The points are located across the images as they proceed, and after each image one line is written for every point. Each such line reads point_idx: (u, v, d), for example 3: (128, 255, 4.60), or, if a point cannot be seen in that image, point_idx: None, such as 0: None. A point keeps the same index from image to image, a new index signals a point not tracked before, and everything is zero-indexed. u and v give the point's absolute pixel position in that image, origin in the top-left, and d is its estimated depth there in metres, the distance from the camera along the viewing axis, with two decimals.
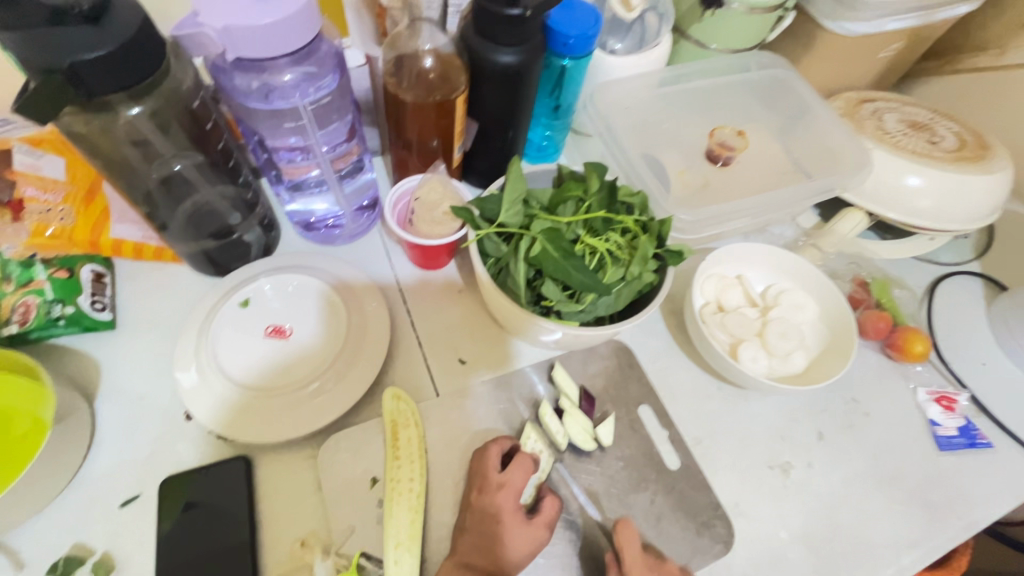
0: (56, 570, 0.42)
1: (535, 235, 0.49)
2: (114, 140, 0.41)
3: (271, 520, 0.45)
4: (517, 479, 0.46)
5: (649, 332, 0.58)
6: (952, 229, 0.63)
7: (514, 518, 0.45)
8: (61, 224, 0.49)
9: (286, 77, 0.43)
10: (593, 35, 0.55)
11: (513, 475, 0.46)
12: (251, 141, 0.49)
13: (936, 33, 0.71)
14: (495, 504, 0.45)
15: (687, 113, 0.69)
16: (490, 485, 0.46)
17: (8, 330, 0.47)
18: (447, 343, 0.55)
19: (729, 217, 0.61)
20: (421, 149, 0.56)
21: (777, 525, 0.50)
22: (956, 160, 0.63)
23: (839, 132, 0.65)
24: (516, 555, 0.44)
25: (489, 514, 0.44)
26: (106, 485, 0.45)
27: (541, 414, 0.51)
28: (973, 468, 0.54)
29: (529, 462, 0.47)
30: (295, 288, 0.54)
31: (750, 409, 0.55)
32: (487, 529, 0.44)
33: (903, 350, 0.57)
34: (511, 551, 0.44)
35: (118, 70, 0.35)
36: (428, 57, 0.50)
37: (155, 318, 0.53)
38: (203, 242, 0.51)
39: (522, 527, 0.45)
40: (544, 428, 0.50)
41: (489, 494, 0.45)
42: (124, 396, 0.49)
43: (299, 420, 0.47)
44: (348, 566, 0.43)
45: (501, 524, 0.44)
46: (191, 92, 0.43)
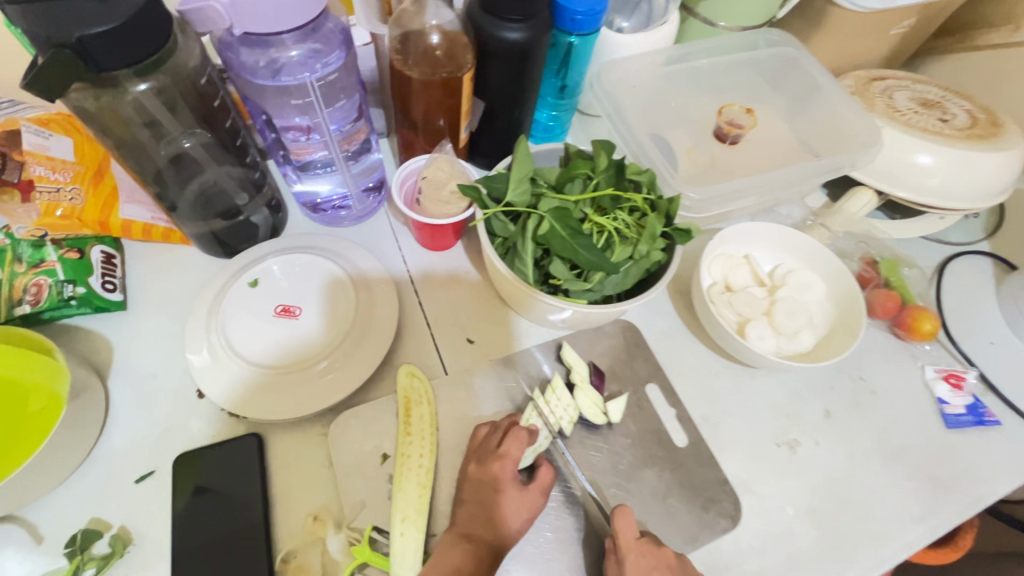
0: (74, 542, 0.42)
1: (543, 214, 0.49)
2: (122, 117, 0.41)
3: (284, 495, 0.46)
4: (514, 450, 0.47)
5: (655, 312, 0.58)
6: (963, 207, 0.63)
7: (512, 488, 0.46)
8: (71, 204, 0.49)
9: (293, 54, 0.43)
10: (600, 11, 0.54)
11: (510, 446, 0.47)
12: (258, 120, 0.49)
13: (948, 9, 0.70)
14: (493, 474, 0.46)
15: (695, 92, 0.69)
16: (488, 457, 0.47)
17: (20, 310, 0.47)
18: (454, 323, 0.55)
19: (737, 195, 0.60)
20: (427, 129, 0.56)
21: (784, 500, 0.50)
22: (968, 136, 0.62)
23: (849, 110, 0.65)
24: (516, 521, 0.45)
25: (486, 484, 0.46)
26: (121, 461, 0.46)
27: (552, 387, 0.51)
28: (980, 445, 0.54)
29: (524, 433, 0.48)
30: (303, 268, 0.54)
31: (757, 387, 0.55)
32: (486, 497, 0.46)
33: (911, 329, 0.57)
34: (510, 518, 0.45)
35: (125, 45, 0.35)
36: (433, 33, 0.49)
37: (164, 298, 0.53)
38: (212, 222, 0.52)
39: (519, 495, 0.46)
40: (555, 399, 0.51)
41: (486, 464, 0.46)
42: (136, 375, 0.49)
43: (308, 398, 0.48)
44: (360, 540, 0.44)
45: (500, 493, 0.45)
46: (198, 70, 0.42)
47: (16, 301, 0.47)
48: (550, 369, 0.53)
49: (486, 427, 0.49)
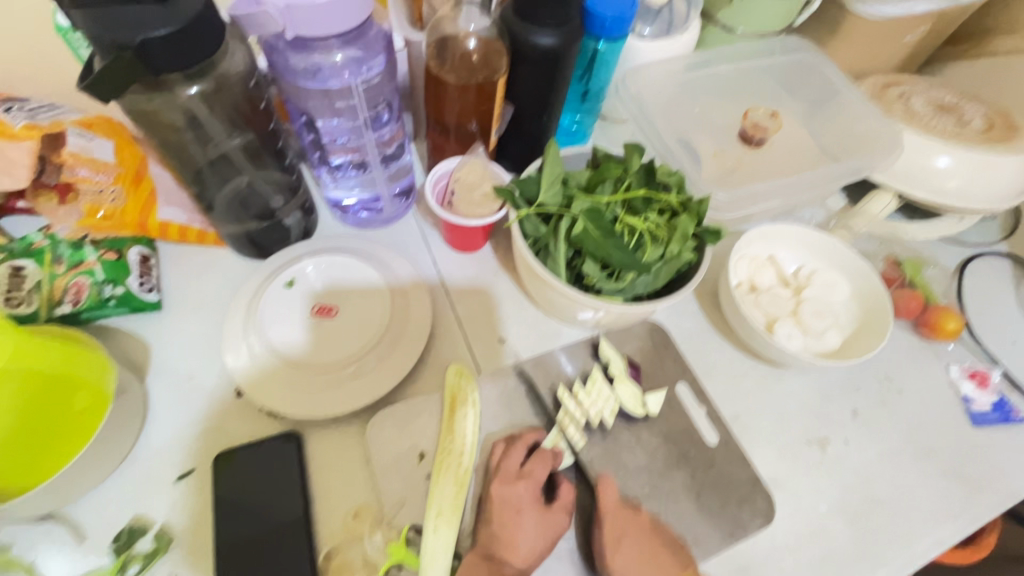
0: (120, 538, 0.43)
1: (576, 216, 0.50)
2: (168, 121, 0.42)
3: (323, 494, 0.46)
4: (539, 471, 0.47)
5: (682, 312, 0.59)
6: (982, 208, 0.64)
7: (534, 509, 0.45)
8: (112, 206, 0.50)
9: (336, 58, 0.43)
10: (629, 18, 0.55)
11: (532, 466, 0.47)
12: (297, 122, 0.50)
13: (961, 16, 0.72)
14: (516, 493, 0.45)
15: (716, 97, 0.70)
16: (510, 477, 0.46)
17: (61, 311, 0.48)
18: (486, 324, 0.56)
19: (762, 197, 0.61)
20: (459, 132, 0.56)
21: (816, 498, 0.50)
22: (985, 140, 0.64)
23: (867, 114, 0.66)
24: (534, 543, 0.44)
25: (511, 502, 0.45)
26: (161, 460, 0.46)
27: (591, 379, 0.52)
28: (1008, 443, 0.54)
29: (548, 454, 0.48)
30: (338, 269, 0.54)
31: (785, 386, 0.56)
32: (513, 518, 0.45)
33: (936, 328, 0.58)
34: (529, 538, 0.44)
35: (181, 48, 0.36)
36: (471, 38, 0.50)
37: (199, 299, 0.54)
38: (248, 223, 0.52)
39: (542, 515, 0.45)
40: (594, 390, 0.52)
41: (508, 483, 0.46)
42: (174, 374, 0.50)
43: (346, 398, 0.48)
44: (397, 539, 0.44)
45: (522, 514, 0.45)
46: (245, 74, 0.43)
47: (55, 302, 0.48)
48: (572, 369, 0.53)
49: (506, 445, 0.48)
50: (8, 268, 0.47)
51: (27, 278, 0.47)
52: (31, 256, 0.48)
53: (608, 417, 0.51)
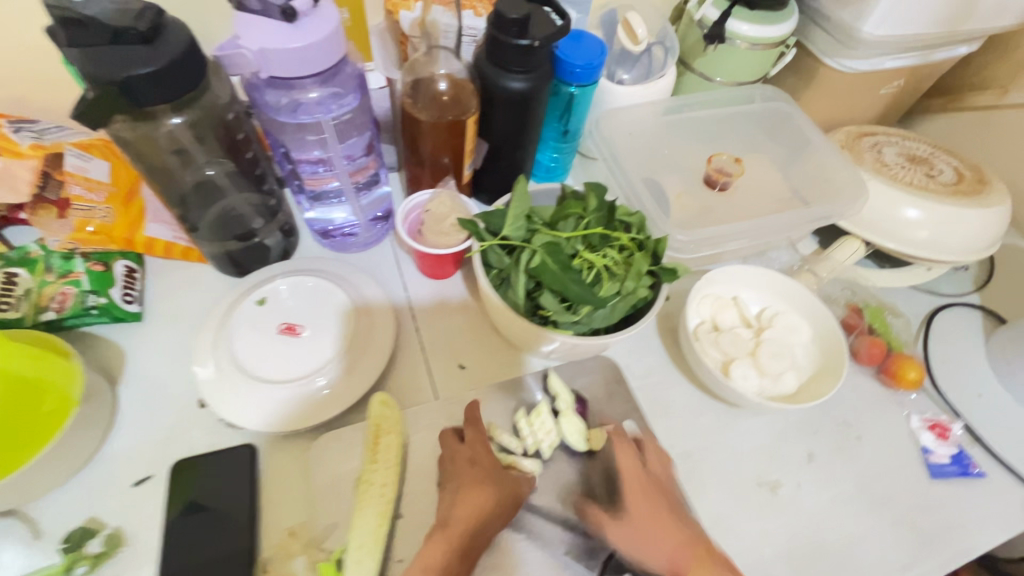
0: (71, 539, 0.44)
1: (535, 249, 0.52)
2: (154, 148, 0.46)
3: (272, 506, 0.48)
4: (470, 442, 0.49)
5: (643, 347, 0.60)
6: (949, 259, 0.64)
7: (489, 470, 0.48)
8: (102, 221, 0.53)
9: (314, 95, 0.47)
10: (598, 65, 0.59)
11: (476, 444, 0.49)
12: (277, 152, 0.53)
13: (937, 72, 0.74)
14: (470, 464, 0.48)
15: (692, 142, 0.72)
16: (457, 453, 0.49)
17: (45, 317, 0.51)
18: (448, 349, 0.57)
19: (727, 238, 0.62)
20: (433, 166, 0.60)
21: (762, 541, 0.50)
22: (953, 193, 0.65)
23: (837, 163, 0.68)
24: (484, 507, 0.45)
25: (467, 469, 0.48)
26: (122, 464, 0.48)
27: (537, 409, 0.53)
28: (965, 497, 0.54)
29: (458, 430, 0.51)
30: (309, 290, 0.57)
31: (740, 426, 0.56)
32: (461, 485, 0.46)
33: (897, 377, 0.58)
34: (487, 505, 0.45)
35: (162, 83, 0.39)
36: (443, 80, 0.54)
37: (178, 311, 0.57)
38: (228, 243, 0.55)
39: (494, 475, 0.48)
40: (540, 421, 0.52)
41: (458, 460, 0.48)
42: (145, 382, 0.52)
43: (302, 413, 0.50)
44: (328, 560, 0.45)
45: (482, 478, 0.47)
46: (227, 105, 0.47)
47: (41, 307, 0.51)
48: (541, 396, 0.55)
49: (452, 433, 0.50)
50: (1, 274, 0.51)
51: (18, 286, 0.51)
52: (24, 265, 0.52)
53: (549, 447, 0.51)
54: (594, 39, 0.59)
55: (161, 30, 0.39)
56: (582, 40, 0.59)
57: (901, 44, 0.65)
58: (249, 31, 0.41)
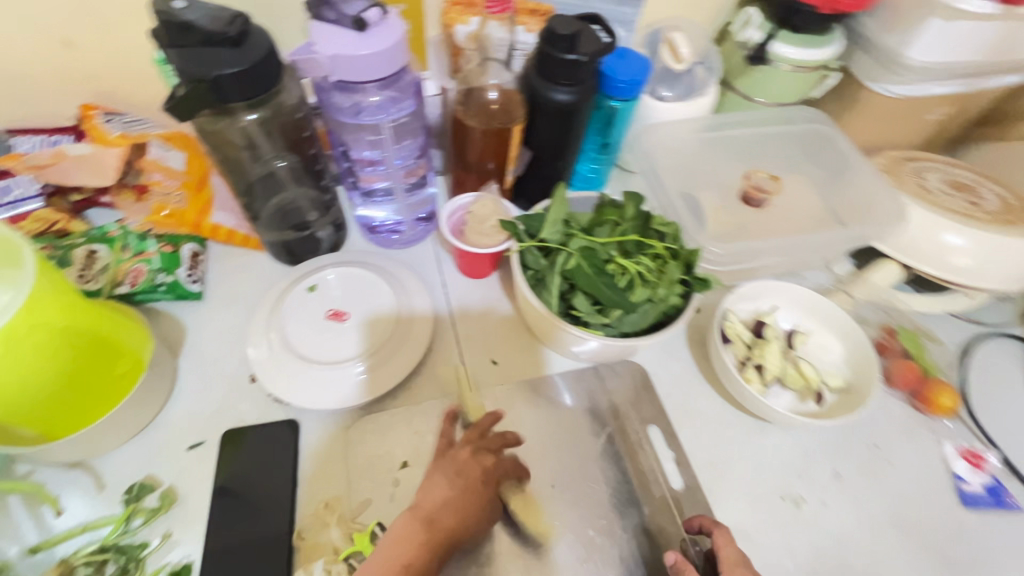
0: (131, 491, 0.48)
1: (572, 252, 0.54)
2: (231, 141, 0.51)
3: (310, 480, 0.51)
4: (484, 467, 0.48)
5: (672, 356, 0.61)
6: (992, 288, 0.63)
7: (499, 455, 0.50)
8: (176, 206, 0.59)
9: (374, 99, 0.51)
10: (641, 81, 0.61)
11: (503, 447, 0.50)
12: (337, 151, 0.58)
13: (984, 102, 0.74)
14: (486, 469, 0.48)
15: (731, 159, 0.73)
16: (483, 451, 0.49)
17: (120, 290, 0.56)
18: (482, 344, 0.60)
19: (759, 253, 0.64)
20: (479, 170, 0.63)
21: (782, 554, 0.50)
22: (998, 221, 0.64)
23: (877, 187, 0.68)
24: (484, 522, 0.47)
25: (474, 476, 0.47)
26: (179, 429, 0.52)
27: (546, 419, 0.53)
28: (999, 530, 0.53)
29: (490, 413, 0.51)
30: (356, 281, 0.61)
31: (767, 440, 0.57)
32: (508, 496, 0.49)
33: (931, 403, 0.58)
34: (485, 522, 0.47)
35: (247, 83, 0.43)
36: (492, 90, 0.57)
37: (235, 293, 0.62)
38: (285, 233, 0.60)
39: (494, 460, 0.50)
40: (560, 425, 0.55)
41: (480, 455, 0.49)
42: (202, 356, 0.57)
43: (343, 394, 0.53)
44: (363, 531, 0.48)
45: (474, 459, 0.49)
46: (296, 107, 0.51)
47: (117, 282, 0.56)
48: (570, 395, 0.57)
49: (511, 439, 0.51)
50: (85, 251, 0.57)
51: (98, 261, 0.56)
52: (104, 242, 0.57)
53: (576, 447, 0.54)
54: (638, 57, 0.62)
55: (247, 37, 0.43)
56: (627, 58, 0.61)
57: (948, 71, 0.66)
58: (326, 40, 0.45)
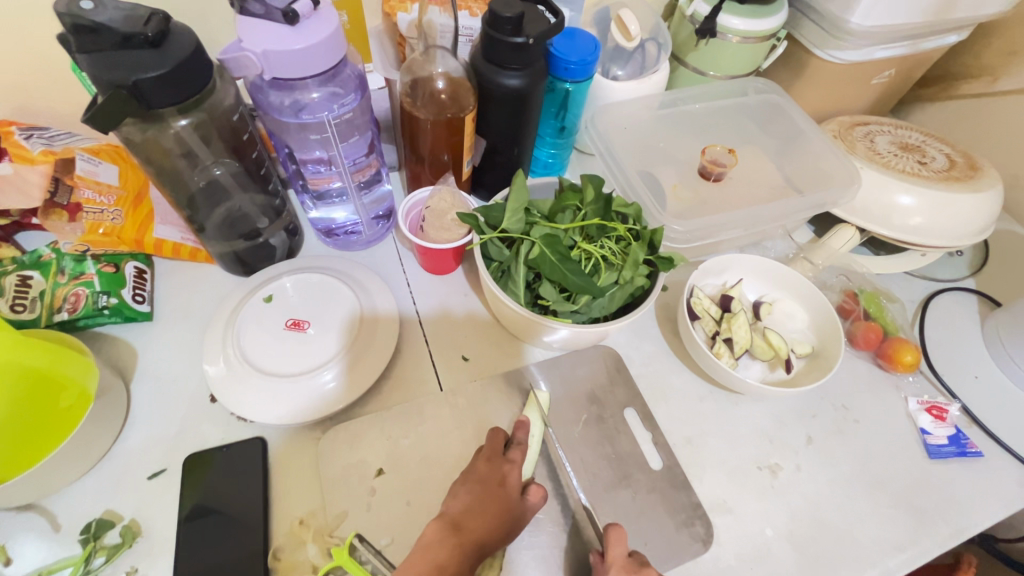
0: (88, 530, 0.46)
1: (534, 240, 0.53)
2: (163, 149, 0.48)
3: (282, 497, 0.49)
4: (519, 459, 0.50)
5: (643, 336, 0.61)
6: (945, 245, 0.65)
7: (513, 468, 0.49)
8: (112, 224, 0.54)
9: (314, 95, 0.49)
10: (592, 61, 0.60)
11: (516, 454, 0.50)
12: (281, 153, 0.55)
13: (926, 63, 0.75)
14: (501, 474, 0.48)
15: (686, 134, 0.73)
16: (498, 459, 0.49)
17: (60, 317, 0.53)
18: (452, 342, 0.59)
19: (723, 228, 0.63)
20: (434, 164, 0.61)
21: (763, 522, 0.51)
22: (944, 179, 0.65)
23: (830, 152, 0.69)
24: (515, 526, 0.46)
25: (491, 481, 0.47)
26: (138, 458, 0.50)
27: (537, 419, 0.53)
28: (964, 477, 0.55)
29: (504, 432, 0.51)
30: (315, 287, 0.58)
31: (740, 412, 0.57)
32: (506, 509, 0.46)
33: (893, 360, 0.59)
34: (516, 527, 0.47)
35: (172, 85, 0.40)
36: (440, 79, 0.55)
37: (187, 309, 0.59)
38: (235, 243, 0.57)
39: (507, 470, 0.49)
40: (531, 410, 0.54)
41: (497, 464, 0.49)
42: (156, 379, 0.54)
43: (310, 406, 0.52)
44: (341, 545, 0.47)
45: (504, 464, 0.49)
46: (232, 108, 0.48)
47: (55, 308, 0.53)
48: (544, 386, 0.56)
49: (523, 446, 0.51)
50: (17, 278, 0.53)
51: (32, 288, 0.53)
52: (37, 267, 0.54)
53: (551, 436, 0.53)
54: (587, 36, 0.61)
55: (167, 36, 0.40)
56: (575, 38, 0.60)
57: (890, 34, 0.67)
58: (255, 36, 0.42)
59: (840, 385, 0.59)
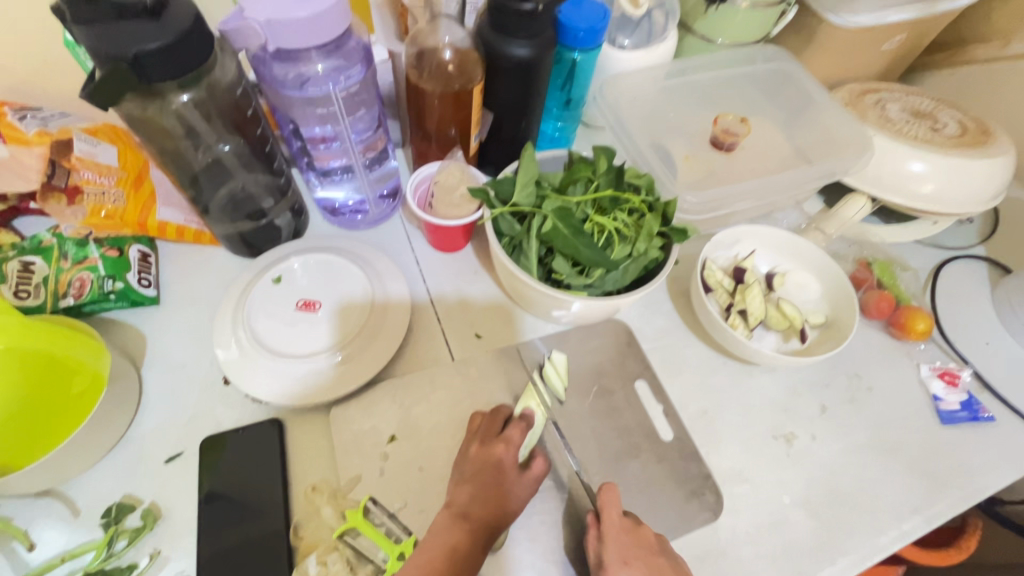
0: (109, 514, 0.46)
1: (546, 214, 0.52)
2: (165, 127, 0.46)
3: (300, 476, 0.49)
4: (516, 437, 0.50)
5: (654, 310, 0.61)
6: (954, 212, 0.65)
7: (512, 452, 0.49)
8: (114, 206, 0.53)
9: (318, 68, 0.47)
10: (601, 28, 0.58)
11: (512, 432, 0.50)
12: (285, 129, 0.53)
13: (938, 26, 0.73)
14: (497, 456, 0.48)
15: (695, 104, 0.71)
16: (491, 440, 0.49)
17: (65, 303, 0.52)
18: (464, 320, 0.59)
19: (735, 199, 0.63)
20: (440, 138, 0.60)
21: (780, 490, 0.51)
22: (957, 145, 0.65)
23: (842, 120, 0.67)
24: (517, 504, 0.47)
25: (488, 467, 0.47)
26: (153, 442, 0.49)
27: (556, 382, 0.55)
28: (975, 440, 0.55)
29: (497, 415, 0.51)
30: (324, 266, 0.58)
31: (754, 383, 0.57)
32: (511, 488, 0.47)
33: (905, 328, 0.59)
34: (519, 504, 0.47)
35: (173, 59, 0.39)
36: (446, 50, 0.53)
37: (194, 292, 0.58)
38: (240, 223, 0.56)
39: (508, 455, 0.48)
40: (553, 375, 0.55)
41: (491, 446, 0.49)
42: (168, 363, 0.53)
43: (323, 387, 0.51)
44: (355, 509, 0.47)
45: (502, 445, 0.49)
46: (234, 83, 0.47)
47: (61, 294, 0.52)
48: (562, 350, 0.57)
49: (522, 425, 0.51)
50: (19, 264, 0.52)
51: (35, 274, 0.52)
52: (39, 252, 0.52)
53: (562, 407, 0.53)
54: (595, 2, 0.59)
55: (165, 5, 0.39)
56: (583, 5, 0.58)
57: None
58: (258, 4, 0.41)
59: (854, 354, 0.59)
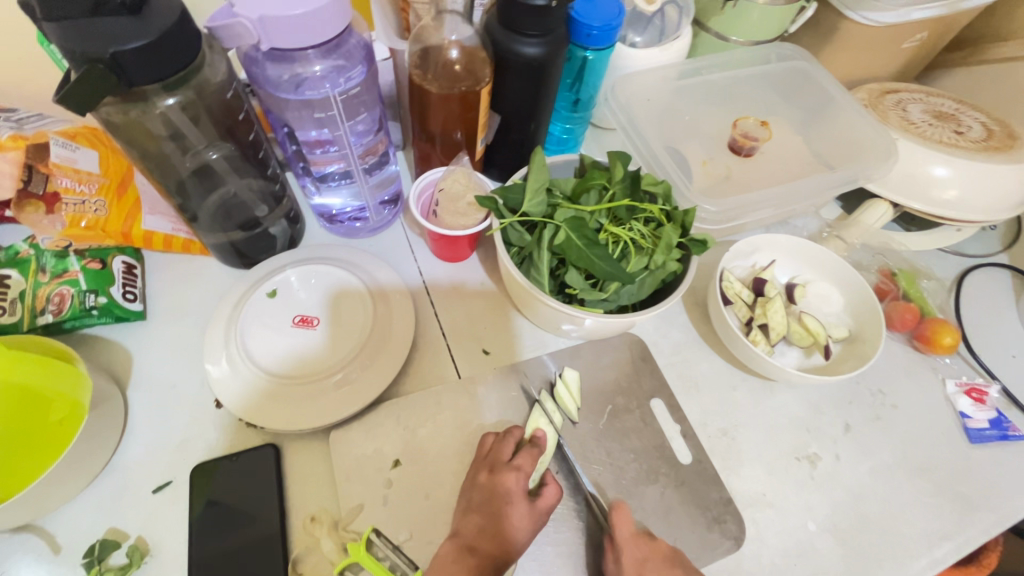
0: (92, 552, 0.42)
1: (559, 224, 0.49)
2: (148, 132, 0.42)
3: (299, 506, 0.46)
4: (528, 464, 0.47)
5: (670, 323, 0.58)
6: (979, 219, 0.62)
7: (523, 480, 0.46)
8: (95, 215, 0.50)
9: (316, 68, 0.43)
10: (616, 26, 0.55)
11: (523, 459, 0.47)
12: (280, 133, 0.50)
13: (960, 25, 0.71)
14: (508, 487, 0.45)
15: (709, 105, 0.68)
16: (502, 467, 0.46)
17: (43, 320, 0.48)
18: (470, 335, 0.55)
19: (754, 206, 0.60)
20: (444, 141, 0.56)
21: (805, 516, 0.49)
22: (983, 149, 0.62)
23: (863, 123, 0.65)
24: (527, 537, 0.44)
25: (498, 498, 0.45)
26: (140, 471, 0.46)
27: (568, 402, 0.51)
28: (1005, 460, 0.53)
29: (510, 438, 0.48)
30: (322, 279, 0.54)
31: (774, 400, 0.55)
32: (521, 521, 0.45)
33: (932, 342, 0.57)
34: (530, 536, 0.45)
35: (155, 61, 0.35)
36: (453, 48, 0.50)
37: (183, 306, 0.54)
38: (232, 233, 0.52)
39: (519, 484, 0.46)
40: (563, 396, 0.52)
41: (501, 474, 0.46)
42: (155, 384, 0.50)
43: (322, 409, 0.48)
44: (357, 540, 0.44)
45: (513, 474, 0.46)
46: (224, 84, 0.43)
47: (38, 310, 0.48)
48: (573, 367, 0.54)
49: (533, 451, 0.48)
50: None
51: (11, 288, 0.48)
52: (15, 265, 0.49)
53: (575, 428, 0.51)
54: None
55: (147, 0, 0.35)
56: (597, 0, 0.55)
57: None
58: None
59: (878, 369, 0.57)
